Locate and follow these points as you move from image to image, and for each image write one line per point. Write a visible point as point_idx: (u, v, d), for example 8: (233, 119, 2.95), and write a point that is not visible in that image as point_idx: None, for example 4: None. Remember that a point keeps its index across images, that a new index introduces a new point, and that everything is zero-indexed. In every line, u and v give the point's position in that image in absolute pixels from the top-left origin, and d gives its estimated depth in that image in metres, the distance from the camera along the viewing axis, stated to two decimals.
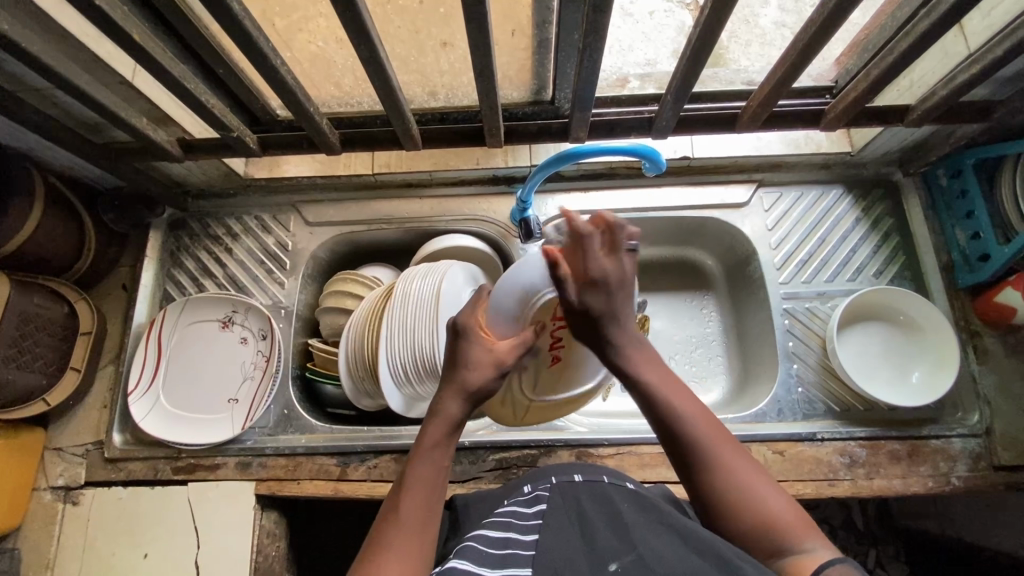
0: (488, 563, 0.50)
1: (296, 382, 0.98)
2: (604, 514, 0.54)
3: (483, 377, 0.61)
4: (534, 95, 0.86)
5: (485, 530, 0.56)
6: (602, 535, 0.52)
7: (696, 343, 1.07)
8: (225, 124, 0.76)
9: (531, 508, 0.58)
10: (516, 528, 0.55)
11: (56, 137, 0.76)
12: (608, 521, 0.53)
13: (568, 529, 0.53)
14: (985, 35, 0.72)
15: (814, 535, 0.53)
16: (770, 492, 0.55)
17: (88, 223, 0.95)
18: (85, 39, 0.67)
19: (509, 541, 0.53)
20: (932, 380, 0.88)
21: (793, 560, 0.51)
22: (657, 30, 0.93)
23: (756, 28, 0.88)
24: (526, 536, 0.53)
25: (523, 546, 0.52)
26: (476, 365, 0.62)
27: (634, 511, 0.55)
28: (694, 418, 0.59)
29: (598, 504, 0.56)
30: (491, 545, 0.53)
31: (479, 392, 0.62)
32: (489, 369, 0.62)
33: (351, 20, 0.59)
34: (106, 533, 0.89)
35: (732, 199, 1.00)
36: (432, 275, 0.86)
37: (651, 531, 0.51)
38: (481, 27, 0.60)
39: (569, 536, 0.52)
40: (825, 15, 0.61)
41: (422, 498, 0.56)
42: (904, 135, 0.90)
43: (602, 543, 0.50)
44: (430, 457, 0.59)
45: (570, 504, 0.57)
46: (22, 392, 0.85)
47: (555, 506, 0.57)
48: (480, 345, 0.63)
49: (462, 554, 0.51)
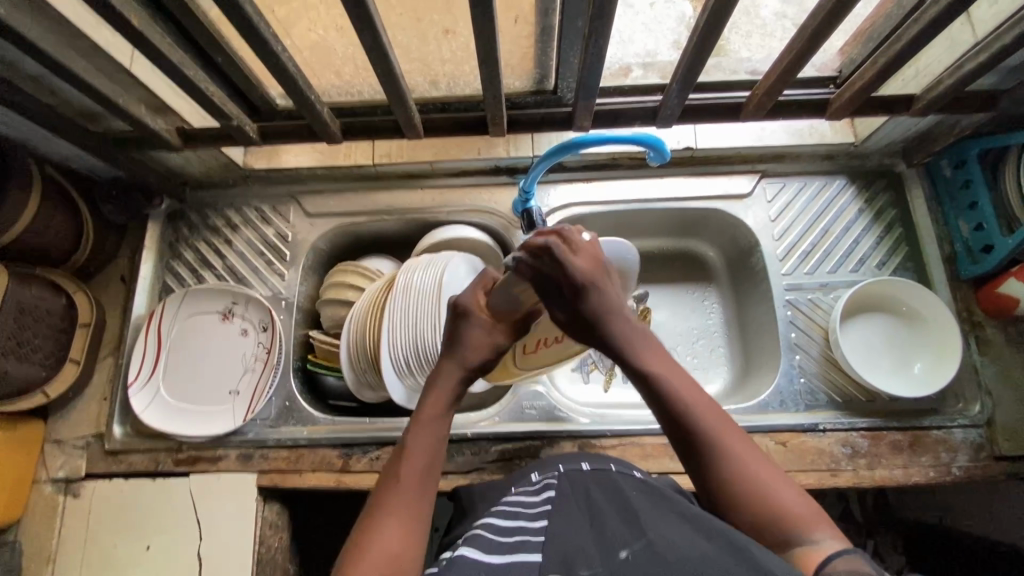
0: (494, 548, 0.50)
1: (297, 374, 0.97)
2: (614, 503, 0.54)
3: (481, 356, 0.65)
4: (536, 84, 0.85)
5: (493, 518, 0.56)
6: (612, 523, 0.51)
7: (698, 335, 1.07)
8: (224, 112, 0.75)
9: (539, 495, 0.58)
10: (524, 516, 0.55)
11: (53, 125, 0.75)
12: (618, 509, 0.53)
13: (578, 516, 0.53)
14: (993, 22, 0.71)
15: (823, 526, 0.52)
16: (778, 487, 0.55)
17: (85, 214, 0.93)
18: (82, 25, 0.66)
19: (517, 529, 0.53)
20: (934, 371, 0.88)
21: (802, 550, 0.51)
22: (657, 21, 0.92)
23: (756, 19, 0.88)
24: (534, 523, 0.53)
25: (531, 532, 0.52)
26: (473, 345, 0.65)
27: (644, 500, 0.54)
28: (701, 415, 0.59)
29: (608, 494, 0.56)
30: (499, 532, 0.53)
31: (479, 367, 0.65)
32: (487, 349, 0.65)
33: (353, 5, 0.57)
34: (108, 526, 0.89)
35: (734, 190, 0.99)
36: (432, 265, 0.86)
37: (661, 520, 0.51)
38: (486, 12, 0.59)
39: (579, 523, 0.52)
40: (833, 2, 0.60)
41: (416, 468, 0.57)
42: (909, 125, 0.89)
43: (610, 532, 0.50)
44: (427, 429, 0.60)
45: (579, 492, 0.57)
46: (21, 384, 0.85)
47: (564, 494, 0.57)
48: (479, 325, 0.65)
49: (472, 539, 0.51)
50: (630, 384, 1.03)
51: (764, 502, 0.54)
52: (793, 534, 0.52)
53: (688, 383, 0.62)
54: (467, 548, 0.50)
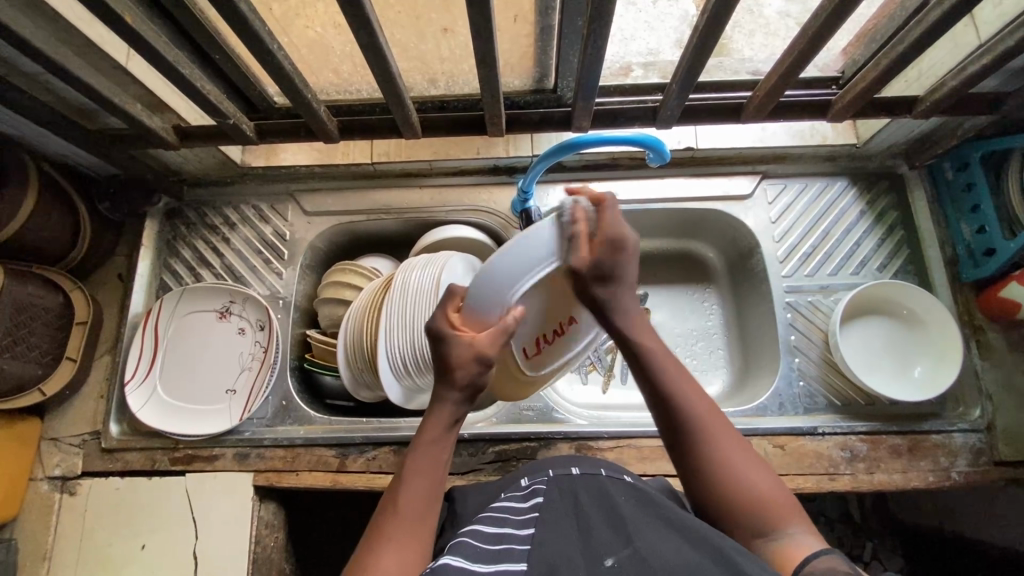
0: (479, 557, 0.49)
1: (294, 373, 0.97)
2: (601, 506, 0.54)
3: (470, 373, 0.60)
4: (535, 83, 0.84)
5: (480, 524, 0.55)
6: (599, 528, 0.51)
7: (697, 337, 1.06)
8: (220, 110, 0.75)
9: (527, 501, 0.58)
10: (512, 523, 0.54)
11: (48, 123, 0.75)
12: (605, 514, 0.53)
13: (565, 523, 0.53)
14: (997, 24, 0.70)
15: (799, 519, 0.54)
16: (757, 474, 0.56)
17: (82, 211, 0.93)
18: (76, 22, 0.65)
19: (503, 536, 0.52)
20: (934, 375, 0.88)
21: (780, 545, 0.52)
22: (660, 18, 0.91)
23: (759, 18, 0.86)
24: (522, 530, 0.53)
25: (518, 540, 0.51)
26: (459, 364, 0.60)
27: (631, 503, 0.54)
28: (688, 394, 0.60)
29: (595, 497, 0.56)
30: (484, 540, 0.52)
31: (472, 386, 0.61)
32: (475, 364, 0.60)
33: (349, 4, 0.57)
34: (104, 524, 0.89)
35: (735, 191, 0.99)
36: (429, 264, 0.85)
37: (648, 524, 0.51)
38: (484, 11, 0.58)
39: (565, 529, 0.52)
40: (835, 3, 0.59)
41: (422, 487, 0.57)
42: (911, 127, 0.89)
43: (598, 538, 0.50)
44: (428, 451, 0.59)
45: (567, 498, 0.56)
46: (17, 382, 0.84)
47: (551, 499, 0.56)
48: (460, 343, 0.60)
49: (457, 547, 0.51)
50: (629, 385, 1.03)
51: (744, 492, 0.55)
52: (772, 528, 0.53)
53: (676, 366, 0.63)
54: (452, 556, 0.49)
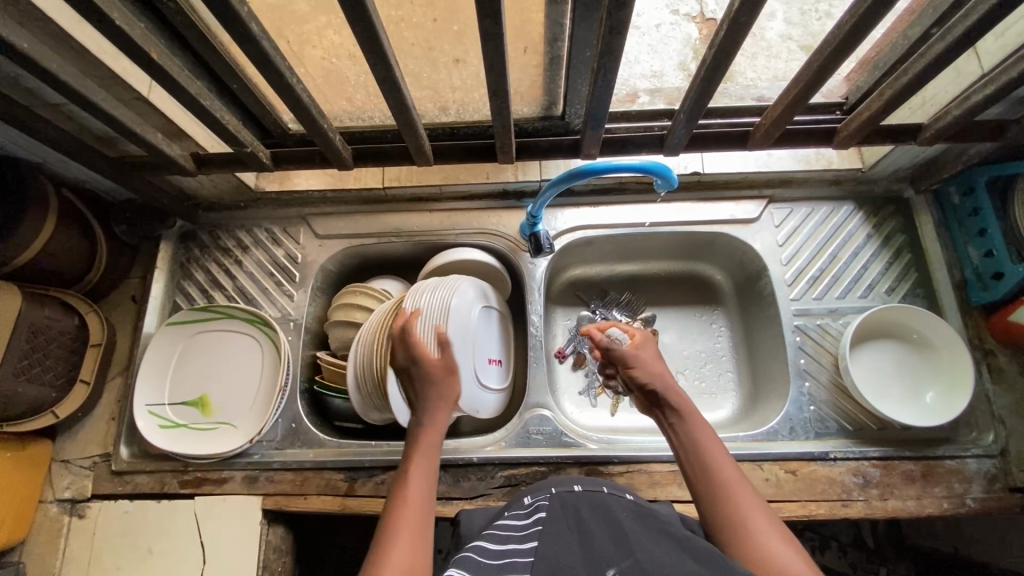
0: (482, 570, 0.50)
1: (304, 396, 0.97)
2: (604, 523, 0.55)
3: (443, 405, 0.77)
4: (544, 110, 0.86)
5: (483, 540, 0.55)
6: (601, 542, 0.52)
7: (706, 358, 1.06)
8: (239, 139, 0.76)
9: (529, 518, 0.58)
10: (516, 538, 0.55)
11: (73, 152, 0.77)
12: (608, 530, 0.54)
13: (568, 536, 0.54)
14: (999, 55, 0.72)
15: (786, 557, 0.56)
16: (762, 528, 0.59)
17: (99, 235, 0.95)
18: (101, 55, 0.67)
19: (506, 550, 0.53)
20: (946, 401, 0.87)
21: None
22: (663, 42, 1.03)
23: (762, 40, 0.99)
24: (525, 544, 0.53)
25: (520, 554, 0.52)
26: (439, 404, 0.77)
27: (634, 522, 0.56)
28: (714, 460, 0.66)
29: (598, 515, 0.57)
30: (488, 555, 0.52)
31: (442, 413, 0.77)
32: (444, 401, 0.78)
33: (368, 42, 0.59)
34: (111, 548, 0.89)
35: (741, 215, 1.00)
36: (166, 440, 0.90)
37: (650, 541, 0.53)
38: (498, 47, 0.59)
39: (568, 544, 0.53)
40: (838, 39, 0.61)
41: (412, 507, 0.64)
42: (914, 153, 0.90)
43: (600, 551, 0.51)
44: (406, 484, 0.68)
45: (569, 515, 0.57)
46: (31, 406, 0.85)
47: (554, 514, 0.57)
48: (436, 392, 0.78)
49: (459, 563, 0.51)
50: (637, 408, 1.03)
51: (771, 563, 0.55)
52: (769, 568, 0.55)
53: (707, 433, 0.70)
54: (455, 569, 0.50)
